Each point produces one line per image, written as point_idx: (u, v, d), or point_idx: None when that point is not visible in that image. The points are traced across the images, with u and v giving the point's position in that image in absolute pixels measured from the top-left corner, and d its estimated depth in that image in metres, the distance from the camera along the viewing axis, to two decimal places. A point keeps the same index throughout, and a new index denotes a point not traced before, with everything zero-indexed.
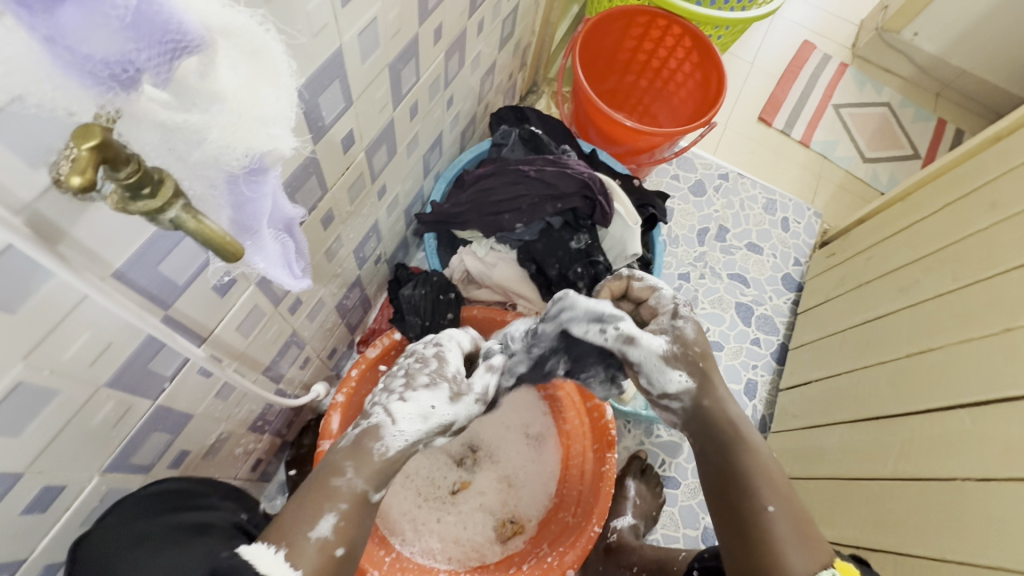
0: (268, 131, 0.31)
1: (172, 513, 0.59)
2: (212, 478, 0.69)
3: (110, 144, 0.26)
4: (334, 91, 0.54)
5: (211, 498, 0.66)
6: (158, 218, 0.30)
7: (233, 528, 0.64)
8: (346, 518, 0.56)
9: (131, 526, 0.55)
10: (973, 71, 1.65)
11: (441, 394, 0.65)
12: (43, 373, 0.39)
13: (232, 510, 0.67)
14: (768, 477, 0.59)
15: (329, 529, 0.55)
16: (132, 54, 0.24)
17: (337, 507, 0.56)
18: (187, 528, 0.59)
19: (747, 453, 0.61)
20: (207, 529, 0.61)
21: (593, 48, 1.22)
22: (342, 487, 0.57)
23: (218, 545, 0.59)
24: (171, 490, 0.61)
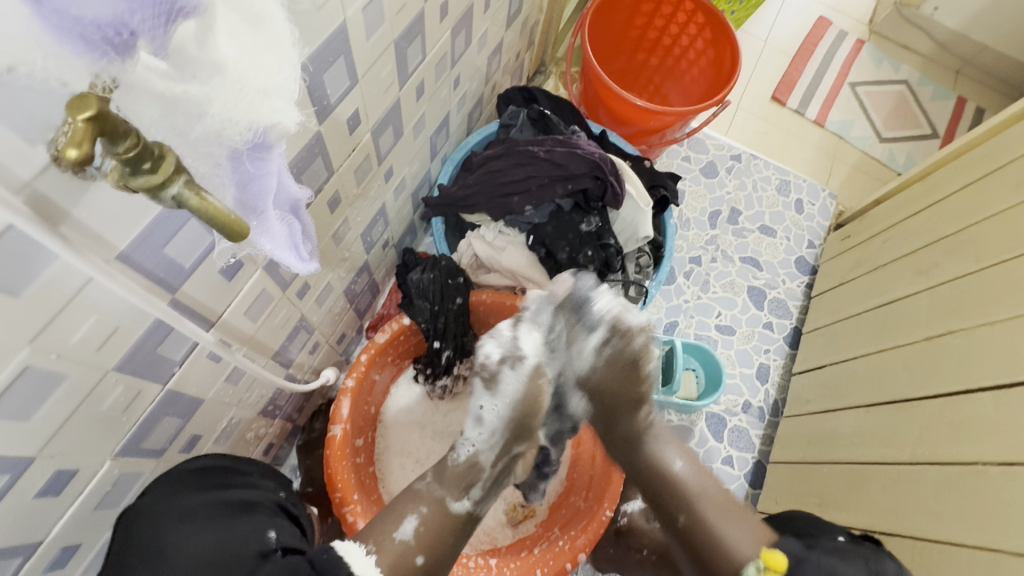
0: (270, 104, 0.29)
1: (213, 492, 0.60)
2: (249, 459, 0.69)
3: (108, 116, 0.25)
4: (339, 68, 0.53)
5: (251, 477, 0.66)
6: (160, 196, 0.29)
7: (275, 507, 0.65)
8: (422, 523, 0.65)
9: (175, 501, 0.57)
10: (996, 47, 1.60)
11: (483, 391, 0.77)
12: (51, 357, 0.38)
13: (271, 489, 0.67)
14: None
15: (411, 531, 0.64)
16: (127, 17, 0.22)
17: (417, 512, 0.66)
18: (234, 505, 0.60)
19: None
20: (252, 507, 0.61)
21: (602, 26, 1.19)
22: (423, 491, 0.69)
23: (263, 521, 0.60)
24: (211, 469, 0.63)
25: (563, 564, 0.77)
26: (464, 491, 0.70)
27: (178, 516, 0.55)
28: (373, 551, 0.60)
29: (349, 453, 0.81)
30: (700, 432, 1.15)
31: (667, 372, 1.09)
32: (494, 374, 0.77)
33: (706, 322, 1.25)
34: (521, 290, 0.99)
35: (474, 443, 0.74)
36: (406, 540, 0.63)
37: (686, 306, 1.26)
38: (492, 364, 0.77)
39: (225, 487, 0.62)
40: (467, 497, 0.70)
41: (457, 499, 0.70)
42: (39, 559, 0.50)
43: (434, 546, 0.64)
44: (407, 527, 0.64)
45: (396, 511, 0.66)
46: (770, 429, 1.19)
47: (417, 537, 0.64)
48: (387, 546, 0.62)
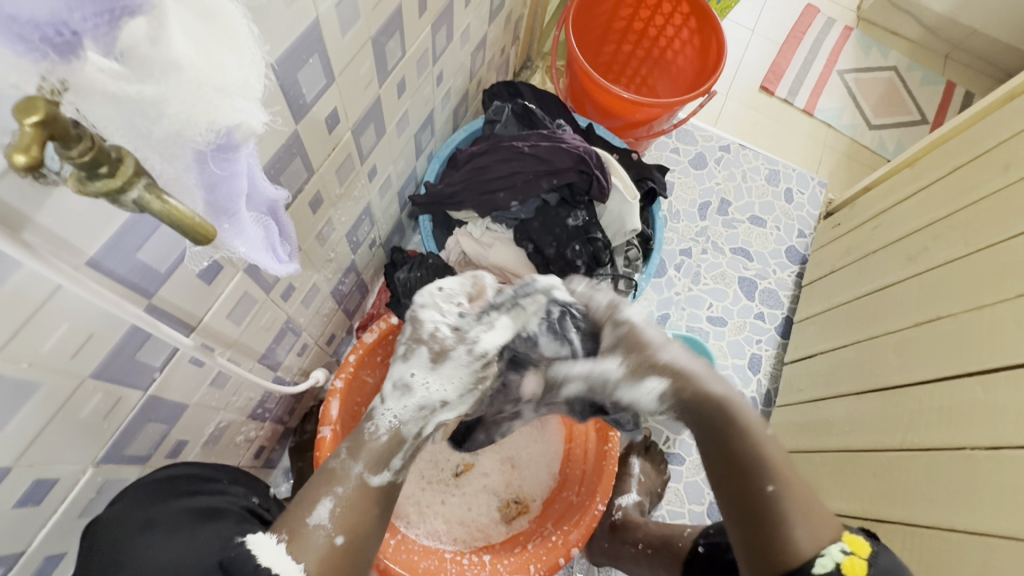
0: (231, 103, 0.29)
1: (181, 499, 0.60)
2: (221, 464, 0.68)
3: (57, 120, 0.24)
4: (315, 66, 0.52)
5: (222, 483, 0.66)
6: (121, 200, 0.29)
7: (244, 512, 0.64)
8: (343, 503, 0.58)
9: (142, 512, 0.55)
10: (983, 31, 1.60)
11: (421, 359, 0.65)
12: (21, 367, 0.38)
13: (242, 495, 0.67)
14: (760, 455, 0.58)
15: (326, 514, 0.56)
16: (67, 16, 0.22)
17: (334, 492, 0.58)
18: (194, 514, 0.59)
19: (738, 433, 0.59)
20: (218, 514, 0.61)
21: (587, 18, 1.18)
22: (339, 469, 0.60)
23: (230, 529, 0.60)
24: (182, 476, 0.62)
25: (557, 558, 0.78)
26: (382, 463, 0.62)
27: (140, 526, 0.55)
28: (284, 540, 0.54)
29: None
30: None
31: None
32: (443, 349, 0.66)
33: (698, 313, 1.25)
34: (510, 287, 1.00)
35: (397, 414, 0.64)
36: (322, 524, 0.56)
37: (677, 298, 1.26)
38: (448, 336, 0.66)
39: (191, 494, 0.61)
40: (388, 468, 0.62)
41: (376, 472, 0.61)
42: (23, 570, 0.49)
43: (358, 527, 0.57)
44: (323, 510, 0.57)
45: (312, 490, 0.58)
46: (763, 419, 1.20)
47: (336, 520, 0.56)
48: (302, 535, 0.54)
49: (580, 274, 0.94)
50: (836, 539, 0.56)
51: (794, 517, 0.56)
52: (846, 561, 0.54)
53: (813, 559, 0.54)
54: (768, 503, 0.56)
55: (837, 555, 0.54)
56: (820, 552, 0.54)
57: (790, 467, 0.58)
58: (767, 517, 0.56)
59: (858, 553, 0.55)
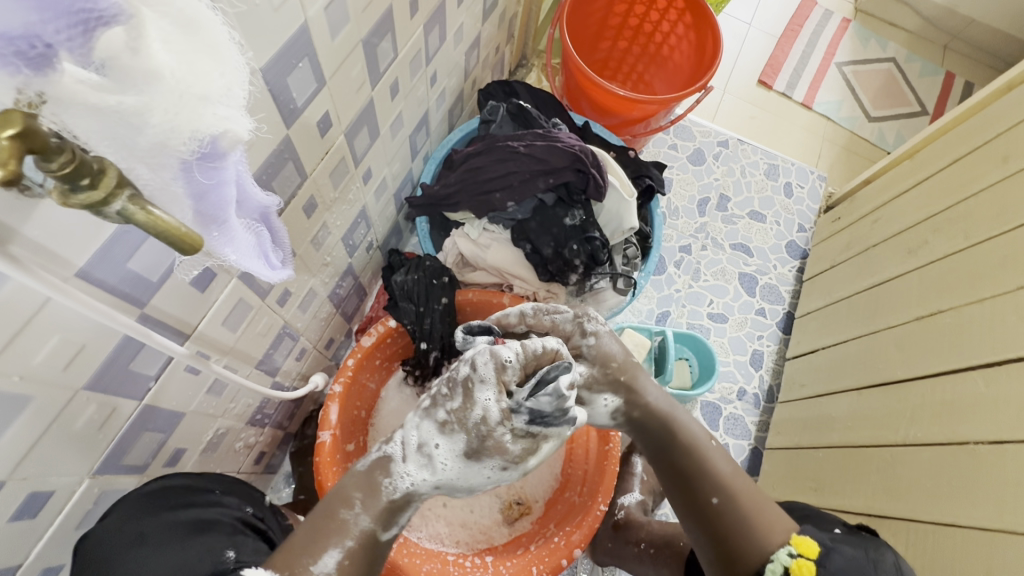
0: (214, 111, 0.28)
1: (175, 511, 0.58)
2: (213, 474, 0.66)
3: (35, 131, 0.24)
4: (304, 70, 0.52)
5: (215, 494, 0.64)
6: (104, 212, 0.29)
7: (238, 525, 0.63)
8: (350, 556, 0.54)
9: (131, 525, 0.54)
10: (983, 20, 1.58)
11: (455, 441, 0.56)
12: (12, 381, 0.37)
13: (236, 505, 0.65)
14: (710, 472, 0.66)
15: (334, 566, 0.52)
16: (40, 29, 0.22)
17: (343, 544, 0.54)
18: (188, 527, 0.58)
19: (685, 452, 0.67)
20: (210, 528, 0.59)
21: (582, 14, 1.18)
22: (350, 523, 0.54)
23: (221, 541, 0.59)
24: (174, 487, 0.60)
25: (559, 560, 0.77)
26: (391, 520, 0.57)
27: (130, 540, 0.54)
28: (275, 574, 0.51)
29: (339, 457, 0.81)
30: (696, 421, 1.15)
31: (659, 363, 1.08)
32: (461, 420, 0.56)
33: (698, 310, 1.24)
34: (508, 287, 0.99)
35: (413, 479, 0.57)
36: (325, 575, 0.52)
37: (677, 295, 1.25)
38: (471, 418, 0.55)
39: (187, 506, 0.60)
40: (395, 525, 0.58)
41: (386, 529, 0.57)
42: None
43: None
44: (329, 561, 0.52)
45: (318, 538, 0.53)
46: (766, 415, 1.19)
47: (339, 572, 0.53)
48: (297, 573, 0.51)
49: (578, 273, 0.94)
50: (785, 542, 0.62)
51: (739, 527, 0.63)
52: (794, 564, 0.60)
53: (763, 564, 0.61)
54: (716, 515, 0.64)
55: (785, 559, 0.60)
56: (769, 558, 0.61)
57: (738, 483, 0.66)
58: (722, 533, 0.64)
59: (807, 554, 0.61)
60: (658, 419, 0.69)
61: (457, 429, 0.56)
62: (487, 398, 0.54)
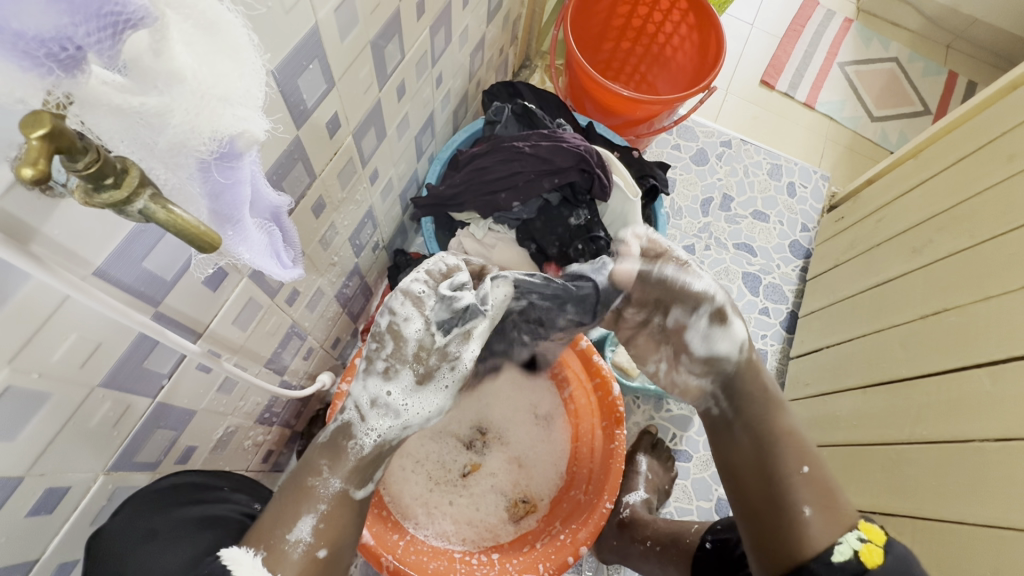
0: (232, 112, 0.29)
1: (185, 507, 0.59)
2: (224, 473, 0.68)
3: (63, 133, 0.25)
4: (315, 72, 0.52)
5: (224, 490, 0.65)
6: (127, 211, 0.29)
7: (245, 519, 0.64)
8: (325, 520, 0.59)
9: (143, 522, 0.56)
10: (985, 20, 1.59)
11: (403, 382, 0.61)
12: (31, 377, 0.38)
13: (245, 502, 0.67)
14: (798, 443, 0.65)
15: (309, 530, 0.58)
16: (70, 31, 0.22)
17: (317, 508, 0.59)
18: (196, 522, 0.59)
19: (777, 421, 0.68)
20: (218, 522, 0.61)
21: (586, 15, 1.18)
22: (320, 488, 0.60)
23: (228, 537, 0.60)
24: (184, 485, 0.61)
25: (565, 557, 0.78)
26: (365, 479, 0.63)
27: (138, 537, 0.55)
28: (261, 553, 0.55)
29: None
30: None
31: None
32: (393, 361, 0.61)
33: None
34: None
35: (379, 431, 0.62)
36: (304, 540, 0.57)
37: None
38: (407, 350, 0.60)
39: (196, 503, 0.61)
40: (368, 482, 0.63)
41: (360, 487, 0.63)
42: None
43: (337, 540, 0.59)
44: (304, 526, 0.58)
45: (293, 506, 0.58)
46: None
47: (316, 534, 0.58)
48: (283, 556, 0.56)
49: None
50: (854, 527, 0.59)
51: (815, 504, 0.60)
52: (863, 549, 0.57)
53: (830, 544, 0.58)
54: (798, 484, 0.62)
55: (855, 542, 0.57)
56: (838, 539, 0.58)
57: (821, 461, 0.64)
58: (785, 499, 0.62)
59: (875, 540, 0.58)
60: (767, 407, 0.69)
61: (399, 371, 0.61)
62: (414, 331, 0.60)
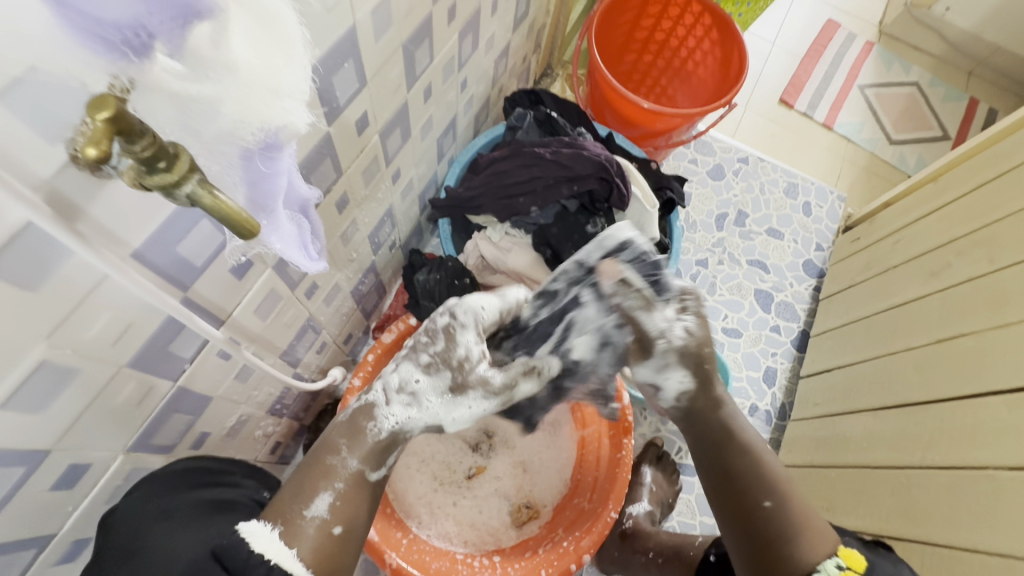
0: (281, 105, 0.30)
1: (197, 490, 0.61)
2: (234, 458, 0.70)
3: (125, 116, 0.26)
4: (348, 71, 0.53)
5: (235, 476, 0.67)
6: (174, 194, 0.30)
7: (255, 506, 0.66)
8: (341, 497, 0.58)
9: (157, 503, 0.57)
10: (1008, 48, 1.58)
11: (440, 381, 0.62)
12: (66, 353, 0.39)
13: (253, 488, 0.68)
14: (765, 475, 0.63)
15: (326, 507, 0.57)
16: (144, 19, 0.24)
17: (333, 486, 0.58)
18: (209, 505, 0.61)
19: (736, 453, 0.64)
20: (229, 506, 0.62)
21: (610, 27, 1.20)
22: (337, 466, 0.59)
23: (238, 520, 0.61)
24: (198, 468, 0.63)
25: (568, 564, 0.78)
26: (381, 460, 0.62)
27: (156, 515, 0.56)
28: (278, 527, 0.54)
29: None
30: None
31: None
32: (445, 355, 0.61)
33: (713, 324, 1.24)
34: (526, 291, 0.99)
35: (398, 417, 0.62)
36: (320, 516, 0.56)
37: None
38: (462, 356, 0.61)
39: (205, 486, 0.63)
40: (384, 464, 0.62)
41: (375, 469, 0.62)
42: (50, 554, 0.50)
43: (355, 519, 0.58)
44: (321, 503, 0.57)
45: (308, 483, 0.58)
46: (777, 433, 1.19)
47: (334, 512, 0.57)
48: (297, 525, 0.55)
49: None
50: (832, 553, 0.59)
51: (793, 533, 0.60)
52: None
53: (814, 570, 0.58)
54: (764, 519, 0.61)
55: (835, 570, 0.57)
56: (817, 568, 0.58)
57: (791, 489, 0.62)
58: (765, 539, 0.60)
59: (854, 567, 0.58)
60: (718, 410, 0.66)
61: (442, 368, 0.61)
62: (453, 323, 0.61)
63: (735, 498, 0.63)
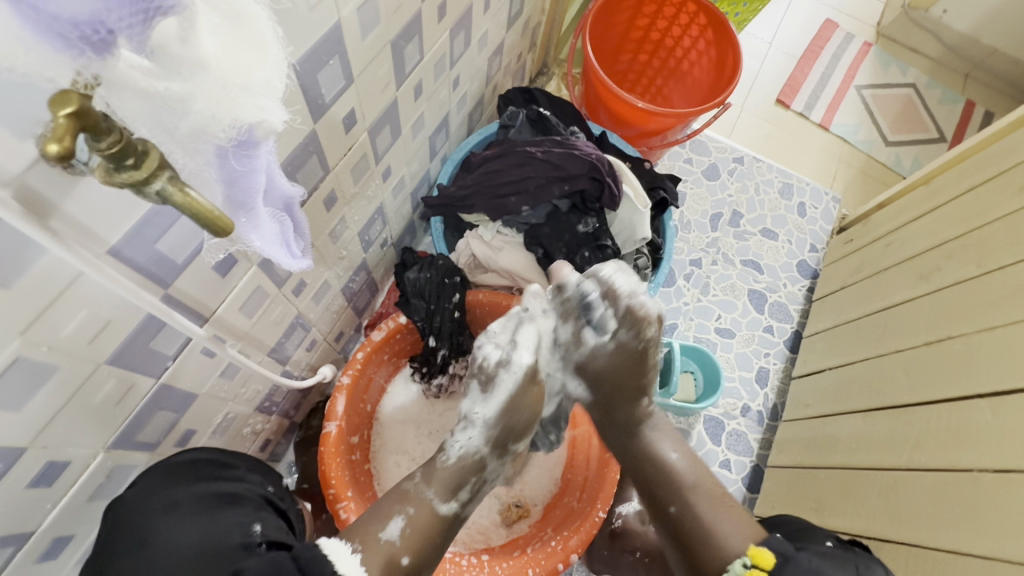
0: (254, 102, 0.30)
1: (204, 483, 0.60)
2: (240, 453, 0.69)
3: (89, 112, 0.26)
4: (334, 68, 0.53)
5: (240, 471, 0.66)
6: (144, 190, 0.30)
7: (261, 500, 0.65)
8: (411, 525, 0.63)
9: (165, 495, 0.57)
10: (1005, 50, 1.58)
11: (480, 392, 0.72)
12: (42, 350, 0.39)
13: (259, 483, 0.67)
14: (669, 484, 0.73)
15: (399, 532, 0.62)
16: (104, 15, 0.23)
17: (405, 513, 0.64)
18: (215, 498, 0.60)
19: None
20: (235, 501, 0.61)
21: (605, 25, 1.19)
22: (411, 492, 0.66)
23: (247, 515, 0.60)
24: (201, 462, 0.63)
25: (555, 564, 0.78)
26: (451, 493, 0.68)
27: (162, 508, 0.56)
28: (357, 549, 0.58)
29: (343, 449, 0.82)
30: (698, 435, 1.15)
31: (664, 375, 1.09)
32: (489, 377, 0.72)
33: (706, 324, 1.24)
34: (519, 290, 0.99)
35: (465, 443, 0.72)
36: (393, 540, 0.61)
37: (685, 308, 1.26)
38: (491, 366, 0.72)
39: (212, 480, 0.62)
40: (456, 498, 0.69)
41: (444, 501, 0.67)
42: (31, 550, 0.50)
43: (422, 547, 0.62)
44: (394, 527, 0.62)
45: (386, 509, 0.64)
46: (769, 434, 1.19)
47: (403, 538, 0.62)
48: (373, 544, 0.60)
49: None
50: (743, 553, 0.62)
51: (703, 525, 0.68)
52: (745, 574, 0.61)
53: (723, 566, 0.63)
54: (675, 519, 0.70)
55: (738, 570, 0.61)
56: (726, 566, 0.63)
57: (697, 492, 0.71)
58: (681, 533, 0.69)
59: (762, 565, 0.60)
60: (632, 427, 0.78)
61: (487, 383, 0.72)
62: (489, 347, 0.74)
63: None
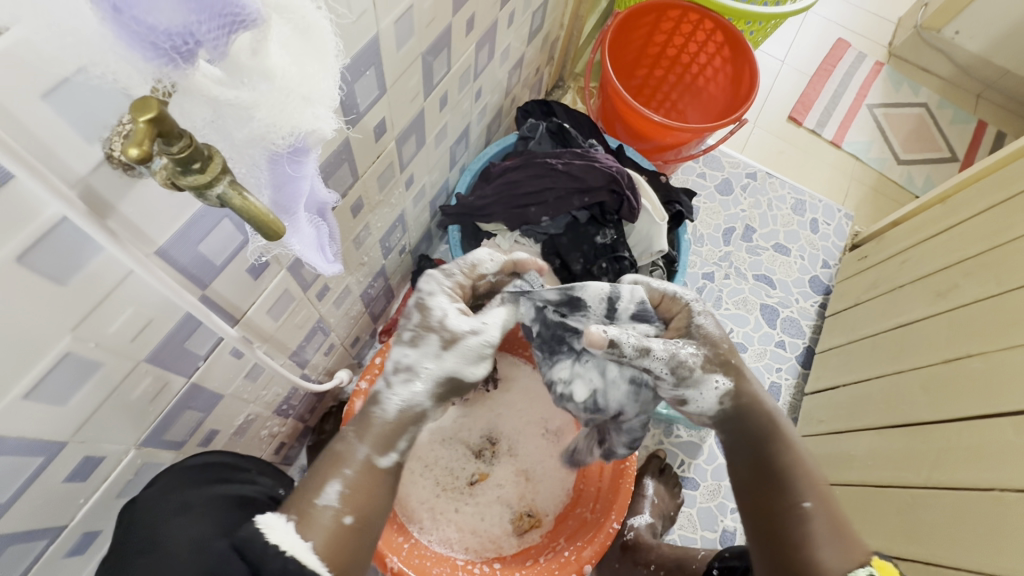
0: (312, 111, 0.31)
1: (216, 486, 0.63)
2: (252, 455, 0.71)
3: (165, 118, 0.27)
4: (369, 78, 0.54)
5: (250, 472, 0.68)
6: (205, 194, 0.31)
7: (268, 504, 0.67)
8: (350, 487, 0.54)
9: (178, 496, 0.59)
10: (1017, 71, 1.59)
11: (430, 348, 0.58)
12: (89, 346, 0.40)
13: (268, 485, 0.70)
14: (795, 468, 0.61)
15: (336, 497, 0.53)
16: (193, 27, 0.24)
17: (341, 474, 0.54)
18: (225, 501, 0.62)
19: (777, 451, 0.62)
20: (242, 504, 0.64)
21: (623, 42, 1.21)
22: (346, 452, 0.55)
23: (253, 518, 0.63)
24: (217, 464, 0.65)
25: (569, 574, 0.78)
26: (389, 444, 0.57)
27: (173, 510, 0.58)
28: (292, 519, 0.52)
29: None
30: (709, 449, 1.12)
31: None
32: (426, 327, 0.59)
33: None
34: None
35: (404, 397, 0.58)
36: (331, 505, 0.53)
37: None
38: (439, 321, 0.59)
39: (224, 482, 0.64)
40: (394, 449, 0.57)
41: (383, 454, 0.56)
42: (60, 546, 0.51)
43: (367, 508, 0.54)
44: (331, 492, 0.53)
45: (318, 474, 0.55)
46: None
47: (344, 500, 0.53)
48: (312, 516, 0.52)
49: None
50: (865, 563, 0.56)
51: (819, 540, 0.57)
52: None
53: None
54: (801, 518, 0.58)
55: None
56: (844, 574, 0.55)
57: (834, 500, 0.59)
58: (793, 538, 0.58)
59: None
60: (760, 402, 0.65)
61: (428, 335, 0.59)
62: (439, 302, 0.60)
63: (769, 495, 0.60)
